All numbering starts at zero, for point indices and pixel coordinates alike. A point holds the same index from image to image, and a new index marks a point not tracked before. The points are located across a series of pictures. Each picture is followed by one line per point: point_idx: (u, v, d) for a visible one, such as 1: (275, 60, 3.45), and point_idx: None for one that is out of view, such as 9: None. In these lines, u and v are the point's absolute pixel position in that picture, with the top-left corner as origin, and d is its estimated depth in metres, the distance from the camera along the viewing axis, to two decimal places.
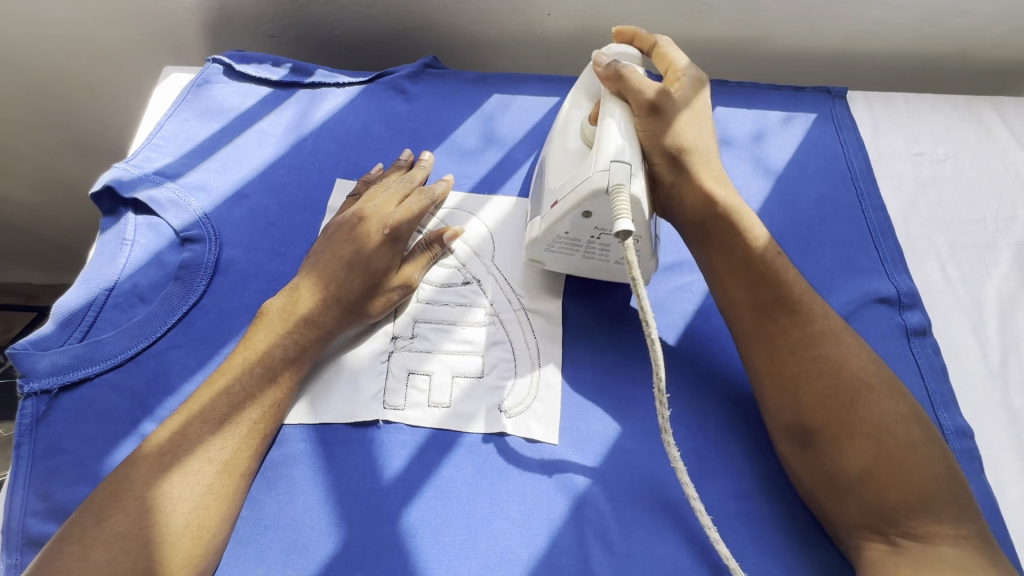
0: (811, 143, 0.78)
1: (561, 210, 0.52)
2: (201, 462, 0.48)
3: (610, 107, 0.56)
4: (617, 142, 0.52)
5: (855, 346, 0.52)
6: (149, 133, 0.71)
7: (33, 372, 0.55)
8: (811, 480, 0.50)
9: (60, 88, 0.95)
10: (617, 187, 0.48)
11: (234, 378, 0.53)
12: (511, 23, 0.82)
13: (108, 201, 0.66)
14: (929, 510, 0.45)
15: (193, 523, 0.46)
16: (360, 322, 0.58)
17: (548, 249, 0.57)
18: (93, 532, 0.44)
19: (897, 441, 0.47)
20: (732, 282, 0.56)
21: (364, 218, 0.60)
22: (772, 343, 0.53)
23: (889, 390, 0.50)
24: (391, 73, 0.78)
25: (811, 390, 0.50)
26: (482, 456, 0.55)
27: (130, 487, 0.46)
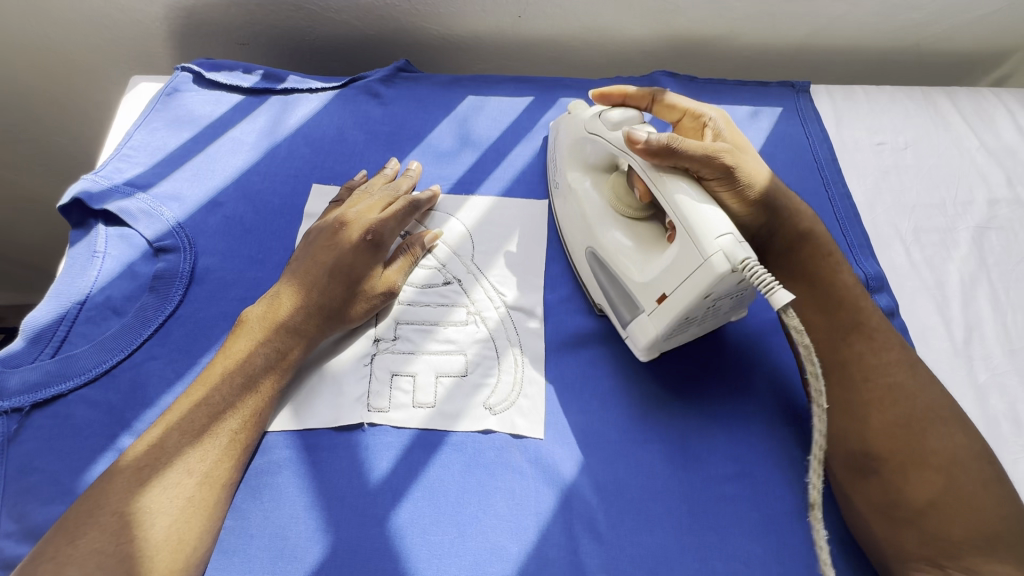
0: (778, 136, 0.80)
1: (680, 299, 0.50)
2: (181, 473, 0.47)
3: (679, 178, 0.52)
4: (693, 209, 0.49)
5: (927, 380, 0.53)
6: (118, 143, 0.70)
7: (3, 390, 0.53)
8: (869, 508, 0.50)
9: (20, 101, 0.93)
10: (746, 263, 0.46)
11: (214, 388, 0.52)
12: (483, 25, 0.83)
13: (77, 214, 0.64)
14: (991, 548, 0.45)
15: (174, 537, 0.45)
16: (343, 328, 0.58)
17: (666, 338, 0.55)
18: (67, 548, 0.43)
19: (967, 476, 0.47)
20: (810, 311, 0.58)
21: (344, 224, 0.60)
22: (844, 371, 0.54)
23: (960, 427, 0.50)
24: (365, 77, 0.78)
25: (882, 416, 0.51)
26: (468, 452, 0.55)
27: (106, 501, 0.45)
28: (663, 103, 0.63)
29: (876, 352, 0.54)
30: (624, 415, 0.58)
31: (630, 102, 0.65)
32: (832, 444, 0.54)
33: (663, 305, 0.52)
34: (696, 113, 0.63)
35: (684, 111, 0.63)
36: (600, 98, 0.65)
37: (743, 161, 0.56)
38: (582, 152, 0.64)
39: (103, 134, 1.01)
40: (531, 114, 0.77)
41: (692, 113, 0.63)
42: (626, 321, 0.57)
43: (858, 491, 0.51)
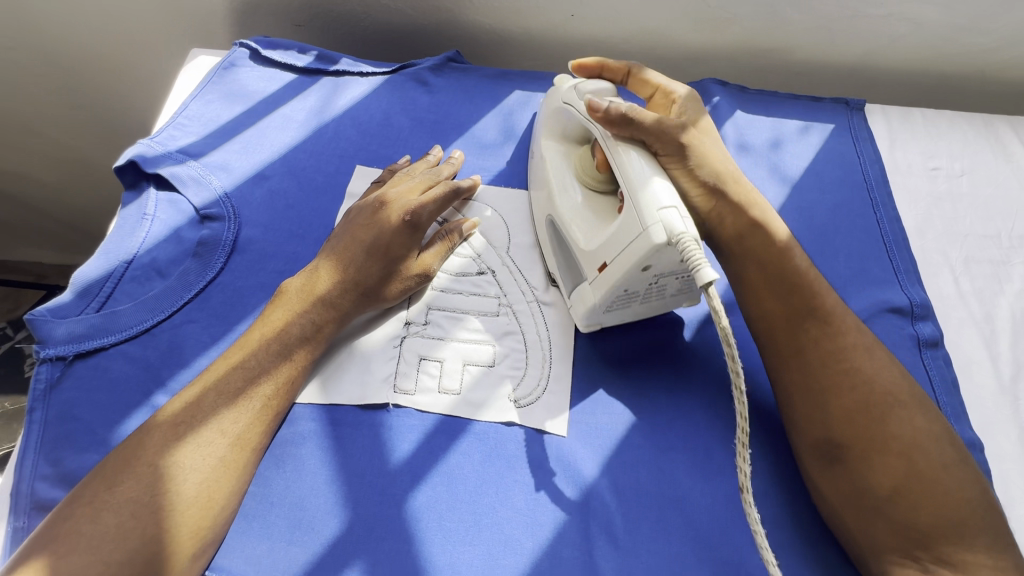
0: (829, 153, 0.78)
1: (619, 267, 0.51)
2: (215, 433, 0.48)
3: (628, 147, 0.53)
4: (648, 182, 0.49)
5: (884, 360, 0.52)
6: (174, 112, 0.72)
7: (49, 338, 0.55)
8: (838, 501, 0.50)
9: (86, 68, 0.97)
10: (680, 236, 0.46)
11: (251, 354, 0.53)
12: (535, 23, 0.83)
13: (131, 175, 0.66)
14: (961, 534, 0.45)
15: (206, 493, 0.46)
16: (377, 306, 0.59)
17: (608, 309, 0.56)
18: (105, 494, 0.44)
19: (930, 461, 0.47)
20: (765, 297, 0.56)
21: (383, 203, 0.61)
22: (803, 357, 0.53)
23: (920, 406, 0.50)
24: (415, 65, 0.79)
25: (841, 402, 0.50)
26: (489, 443, 0.55)
27: (142, 454, 0.46)
28: (636, 77, 0.63)
29: (832, 334, 0.53)
30: (650, 421, 0.57)
31: (607, 73, 0.65)
32: (798, 435, 0.53)
33: (603, 273, 0.53)
34: (667, 89, 0.62)
35: (656, 86, 0.63)
36: (577, 69, 0.66)
37: (702, 148, 0.56)
38: (561, 129, 0.64)
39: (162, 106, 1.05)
40: None
41: (664, 89, 0.62)
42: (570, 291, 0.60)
43: (827, 484, 0.50)
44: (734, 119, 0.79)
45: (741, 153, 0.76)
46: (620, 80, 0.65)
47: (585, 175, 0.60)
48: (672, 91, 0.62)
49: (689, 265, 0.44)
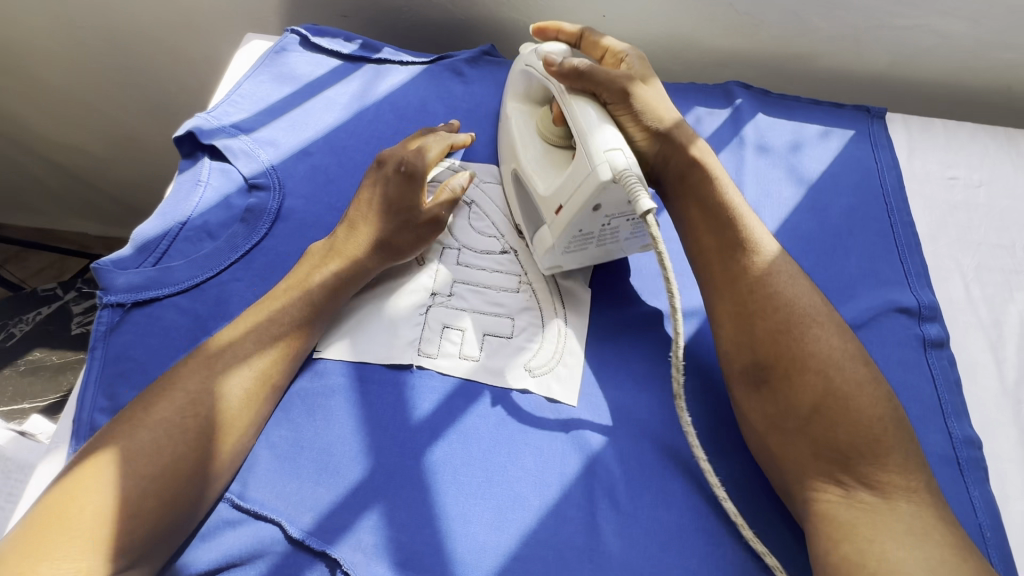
0: (847, 157, 0.80)
1: (572, 206, 0.56)
2: (239, 368, 0.54)
3: (580, 98, 0.60)
4: (601, 127, 0.56)
5: (807, 289, 0.58)
6: (229, 90, 0.77)
7: (111, 287, 0.61)
8: (763, 422, 0.54)
9: (142, 51, 1.04)
10: (623, 172, 0.52)
11: (275, 303, 0.59)
12: (567, 22, 0.87)
13: (188, 145, 0.72)
14: (875, 453, 0.50)
15: (231, 416, 0.53)
16: (388, 255, 0.63)
17: (565, 251, 0.61)
18: (143, 414, 0.50)
19: (845, 380, 0.52)
20: (703, 232, 0.62)
21: (385, 161, 0.67)
22: (734, 285, 0.58)
23: (838, 331, 0.55)
24: (451, 57, 0.83)
25: (764, 325, 0.55)
26: (504, 407, 0.59)
27: (176, 383, 0.52)
28: (586, 39, 0.71)
29: (756, 262, 0.58)
30: (657, 398, 0.61)
31: (561, 36, 0.72)
32: (730, 361, 0.57)
33: (560, 215, 0.58)
34: (615, 50, 0.69)
35: (605, 48, 0.69)
36: (538, 34, 0.73)
37: (646, 97, 0.64)
38: (523, 92, 0.70)
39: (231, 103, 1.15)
40: None
41: (612, 51, 0.69)
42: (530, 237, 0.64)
43: (754, 407, 0.55)
44: (755, 120, 0.81)
45: (760, 153, 0.79)
46: (573, 42, 0.72)
47: (544, 130, 0.65)
48: (620, 49, 0.68)
49: (631, 195, 0.51)
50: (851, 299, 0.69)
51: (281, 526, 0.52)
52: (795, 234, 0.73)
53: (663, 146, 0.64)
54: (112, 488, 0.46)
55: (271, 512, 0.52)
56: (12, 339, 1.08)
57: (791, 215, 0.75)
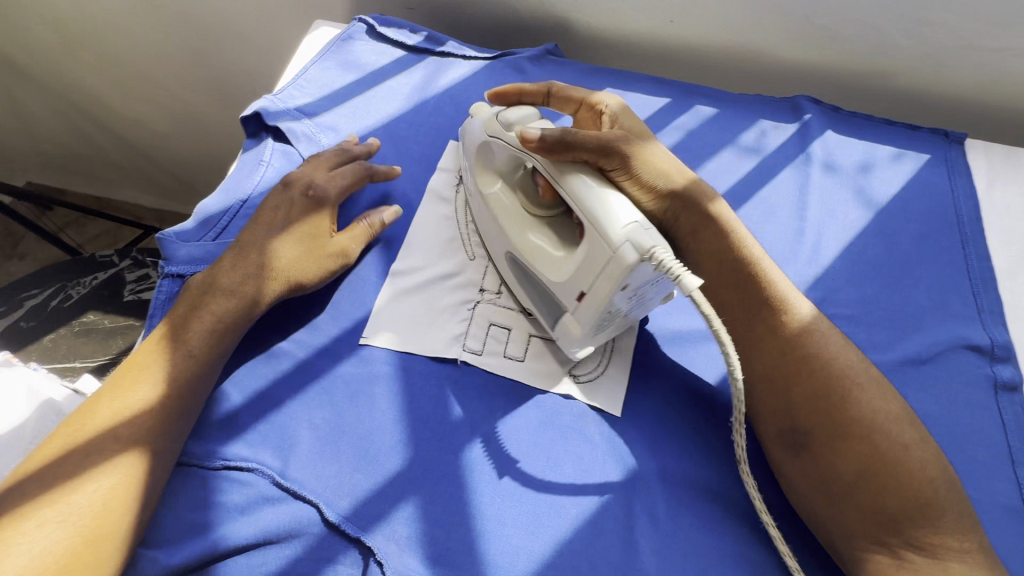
0: (919, 182, 0.76)
1: (597, 292, 0.50)
2: (178, 360, 0.54)
3: (574, 171, 0.53)
4: (606, 200, 0.49)
5: (842, 345, 0.55)
6: (295, 74, 0.79)
7: (173, 258, 0.63)
8: (806, 486, 0.52)
9: (203, 34, 1.07)
10: (649, 253, 0.46)
11: (200, 296, 0.58)
12: (633, 24, 0.84)
13: (254, 125, 0.73)
14: (927, 517, 0.47)
15: (169, 405, 0.52)
16: (284, 288, 0.60)
17: (595, 334, 0.55)
18: (88, 429, 0.50)
19: (891, 442, 0.50)
20: (723, 291, 0.60)
21: (290, 185, 0.65)
22: (761, 346, 0.57)
23: (879, 389, 0.53)
24: (514, 54, 0.83)
25: (801, 390, 0.53)
26: (547, 410, 0.59)
27: (114, 388, 0.53)
28: (557, 95, 0.68)
29: (789, 319, 0.56)
30: (703, 415, 0.59)
31: (526, 98, 0.69)
32: (764, 424, 0.56)
33: (585, 301, 0.52)
34: (590, 102, 0.68)
35: (579, 102, 0.68)
36: (498, 100, 0.69)
37: (643, 153, 0.61)
38: (487, 156, 0.63)
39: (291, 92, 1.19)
40: (664, 116, 0.79)
41: (587, 104, 0.68)
42: (556, 325, 0.58)
43: (794, 471, 0.53)
44: (824, 137, 0.78)
45: (826, 172, 0.76)
46: (540, 101, 0.69)
47: (531, 204, 0.60)
48: (596, 102, 0.67)
49: (670, 277, 0.45)
50: (917, 331, 0.65)
51: (319, 508, 0.52)
52: (859, 259, 0.70)
53: (670, 202, 0.63)
54: (79, 505, 0.46)
55: (310, 494, 0.53)
56: (69, 301, 1.12)
57: (856, 238, 0.71)
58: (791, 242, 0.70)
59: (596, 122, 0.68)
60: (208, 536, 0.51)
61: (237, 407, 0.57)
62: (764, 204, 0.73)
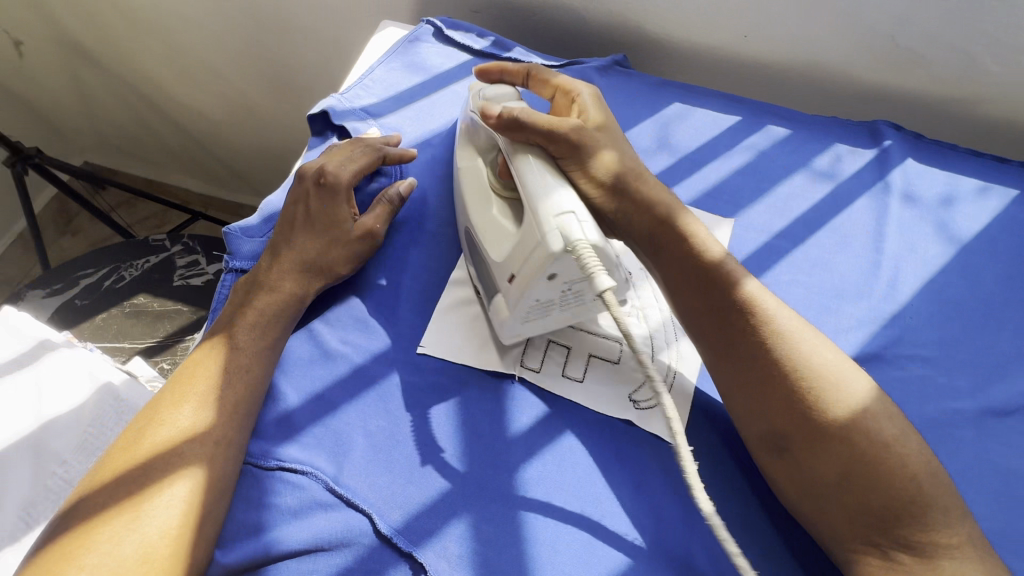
0: (1007, 220, 0.71)
1: (525, 279, 0.52)
2: (237, 366, 0.55)
3: (526, 151, 0.57)
4: (550, 190, 0.52)
5: (817, 340, 0.53)
6: (362, 74, 0.79)
7: (238, 253, 0.64)
8: (790, 487, 0.50)
9: (264, 29, 1.08)
10: (575, 243, 0.48)
11: (250, 301, 0.59)
12: (706, 36, 0.82)
13: (320, 124, 0.74)
14: (918, 516, 0.45)
15: (229, 413, 0.53)
16: (324, 279, 0.61)
17: (525, 321, 0.57)
18: (152, 439, 0.50)
19: (868, 437, 0.47)
20: (687, 292, 0.57)
21: (302, 177, 0.64)
22: (734, 347, 0.54)
23: (855, 383, 0.50)
24: (582, 63, 0.81)
25: (776, 393, 0.51)
26: (605, 434, 0.57)
27: (172, 394, 0.53)
28: (534, 78, 0.67)
29: (758, 317, 0.53)
30: None
31: (507, 77, 0.69)
32: (744, 429, 0.53)
33: (513, 285, 0.54)
34: (566, 89, 0.66)
35: (555, 87, 0.67)
36: (481, 75, 0.69)
37: (598, 149, 0.60)
38: (474, 135, 0.65)
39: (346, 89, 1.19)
40: (734, 135, 0.76)
41: (563, 90, 0.66)
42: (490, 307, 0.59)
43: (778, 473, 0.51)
44: (905, 166, 0.74)
45: (905, 203, 0.72)
46: (521, 82, 0.69)
47: (493, 184, 0.61)
48: (572, 88, 0.65)
49: (587, 273, 0.47)
50: (1002, 381, 0.61)
51: (371, 518, 0.51)
52: (939, 298, 0.66)
53: (622, 204, 0.60)
54: (154, 519, 0.46)
55: (362, 503, 0.52)
56: (121, 282, 1.15)
57: (936, 275, 0.67)
58: (867, 275, 0.67)
59: (567, 108, 0.65)
60: (261, 538, 0.51)
61: (293, 408, 0.56)
62: (838, 232, 0.70)
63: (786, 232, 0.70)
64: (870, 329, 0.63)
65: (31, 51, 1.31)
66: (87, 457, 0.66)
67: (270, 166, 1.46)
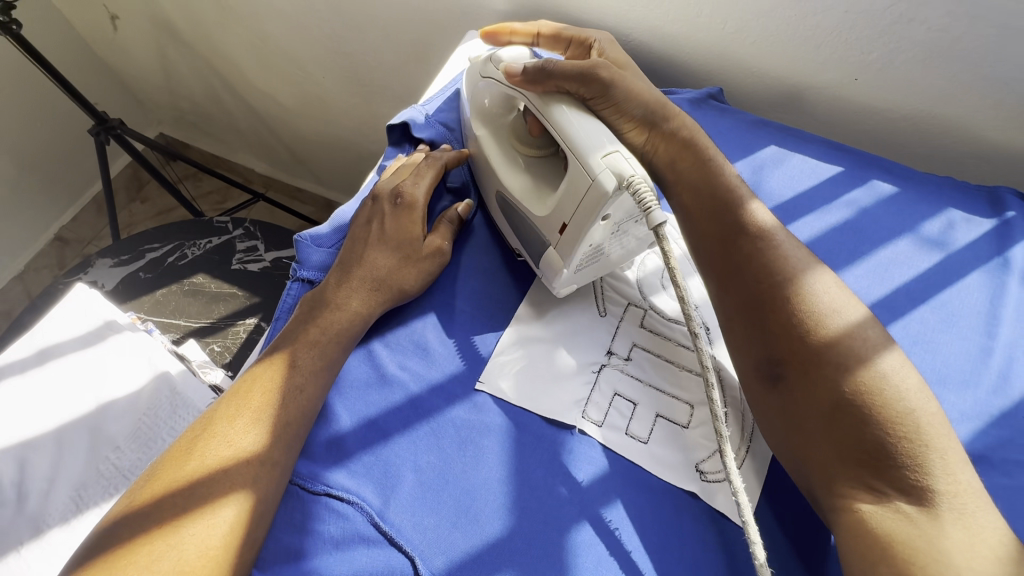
0: None
1: (578, 226, 0.53)
2: (293, 388, 0.53)
3: (557, 101, 0.57)
4: (587, 134, 0.53)
5: (822, 273, 0.53)
6: (444, 85, 0.77)
7: (307, 262, 0.64)
8: (782, 420, 0.50)
9: (345, 25, 1.07)
10: (629, 179, 0.49)
11: (311, 316, 0.57)
12: (813, 76, 0.75)
13: (398, 134, 0.72)
14: (912, 455, 0.44)
15: (277, 433, 0.51)
16: (391, 296, 0.59)
17: (576, 270, 0.57)
18: (201, 456, 0.49)
19: (864, 367, 0.47)
20: (699, 219, 0.58)
21: (377, 197, 0.63)
22: (738, 274, 0.54)
23: (856, 315, 0.51)
24: (674, 94, 0.77)
25: (777, 316, 0.51)
26: (666, 505, 0.53)
27: (224, 410, 0.52)
28: (545, 37, 0.71)
29: (766, 244, 0.54)
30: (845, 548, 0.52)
31: (516, 39, 0.72)
32: (741, 360, 0.53)
33: (565, 234, 0.54)
34: (579, 39, 0.69)
35: (570, 39, 0.70)
36: (489, 38, 0.72)
37: (627, 83, 0.59)
38: (487, 111, 0.65)
39: (419, 92, 1.18)
40: (833, 187, 0.70)
41: (577, 41, 0.69)
42: (539, 262, 0.60)
43: (772, 406, 0.51)
44: None
45: None
46: (531, 42, 0.72)
47: (522, 145, 0.62)
48: (586, 37, 0.68)
49: (643, 209, 0.48)
50: None
51: (412, 561, 0.49)
52: None
53: (653, 135, 0.60)
54: (194, 542, 0.45)
55: (405, 543, 0.50)
56: (184, 260, 1.18)
57: None
58: (975, 362, 0.60)
59: (585, 56, 0.69)
60: (302, 565, 0.49)
61: (345, 431, 0.55)
62: (944, 309, 0.63)
63: (885, 302, 0.63)
64: (975, 424, 0.57)
65: (124, 26, 1.35)
66: (138, 444, 0.67)
67: (335, 158, 1.48)
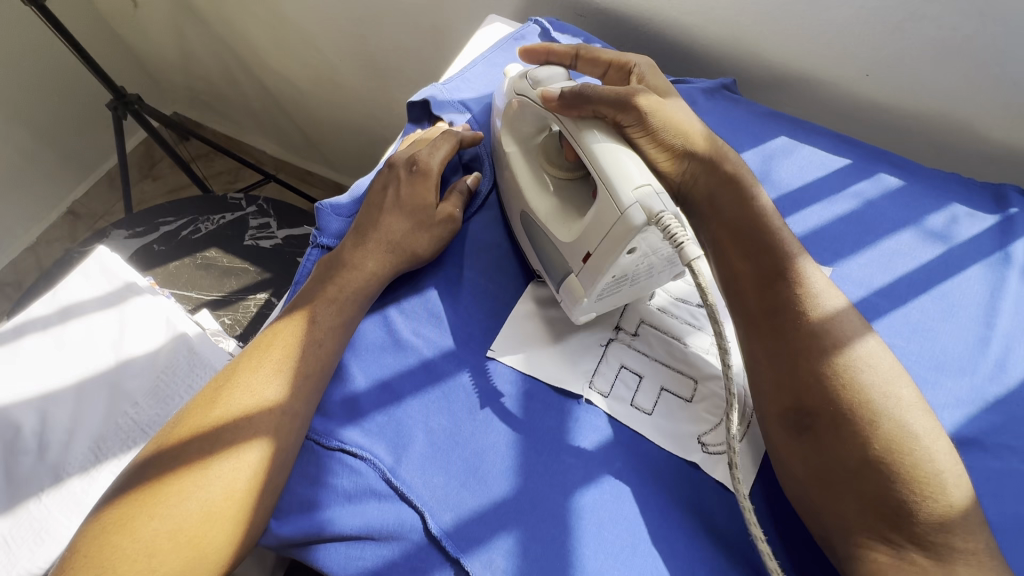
0: None
1: (604, 254, 0.52)
2: (313, 343, 0.55)
3: (592, 128, 0.56)
4: (621, 165, 0.52)
5: (859, 327, 0.52)
6: (464, 66, 0.78)
7: (327, 230, 0.66)
8: (807, 474, 0.49)
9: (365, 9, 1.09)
10: (658, 215, 0.48)
11: (330, 276, 0.59)
12: (825, 70, 0.77)
13: (417, 111, 0.75)
14: (939, 518, 0.45)
15: (297, 387, 0.53)
16: (404, 258, 0.61)
17: (599, 298, 0.57)
18: (226, 404, 0.51)
19: (896, 427, 0.47)
20: (733, 257, 0.55)
21: (393, 164, 0.65)
22: (773, 320, 0.53)
23: (891, 370, 0.50)
24: (689, 83, 0.78)
25: (808, 366, 0.50)
26: (667, 475, 0.55)
27: (248, 361, 0.54)
28: (584, 58, 0.71)
29: (804, 292, 0.52)
30: None
31: (554, 58, 0.72)
32: (767, 405, 0.53)
33: (590, 264, 0.54)
34: (619, 64, 0.69)
35: (609, 62, 0.69)
36: (527, 55, 0.71)
37: (665, 112, 0.57)
38: (516, 124, 0.65)
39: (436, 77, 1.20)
40: (841, 178, 0.72)
41: (618, 66, 0.69)
42: (557, 287, 0.60)
43: (795, 453, 0.51)
44: None
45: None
46: (569, 63, 0.72)
47: (553, 166, 0.62)
48: (626, 62, 0.68)
49: (673, 244, 0.46)
50: None
51: (422, 516, 0.51)
52: None
53: (690, 164, 0.57)
54: (216, 484, 0.47)
55: (416, 499, 0.52)
56: (198, 234, 1.20)
57: None
58: (973, 350, 0.62)
59: (624, 81, 0.69)
60: (316, 516, 0.51)
61: (360, 392, 0.57)
62: (945, 299, 0.65)
63: (887, 291, 0.65)
64: (971, 410, 0.59)
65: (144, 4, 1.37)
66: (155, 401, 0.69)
67: (349, 141, 1.49)
